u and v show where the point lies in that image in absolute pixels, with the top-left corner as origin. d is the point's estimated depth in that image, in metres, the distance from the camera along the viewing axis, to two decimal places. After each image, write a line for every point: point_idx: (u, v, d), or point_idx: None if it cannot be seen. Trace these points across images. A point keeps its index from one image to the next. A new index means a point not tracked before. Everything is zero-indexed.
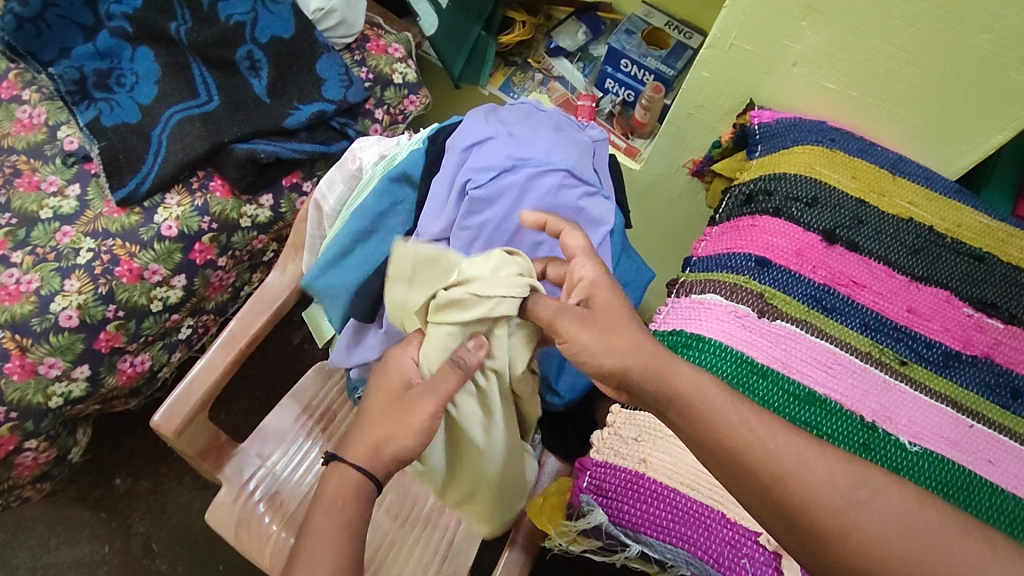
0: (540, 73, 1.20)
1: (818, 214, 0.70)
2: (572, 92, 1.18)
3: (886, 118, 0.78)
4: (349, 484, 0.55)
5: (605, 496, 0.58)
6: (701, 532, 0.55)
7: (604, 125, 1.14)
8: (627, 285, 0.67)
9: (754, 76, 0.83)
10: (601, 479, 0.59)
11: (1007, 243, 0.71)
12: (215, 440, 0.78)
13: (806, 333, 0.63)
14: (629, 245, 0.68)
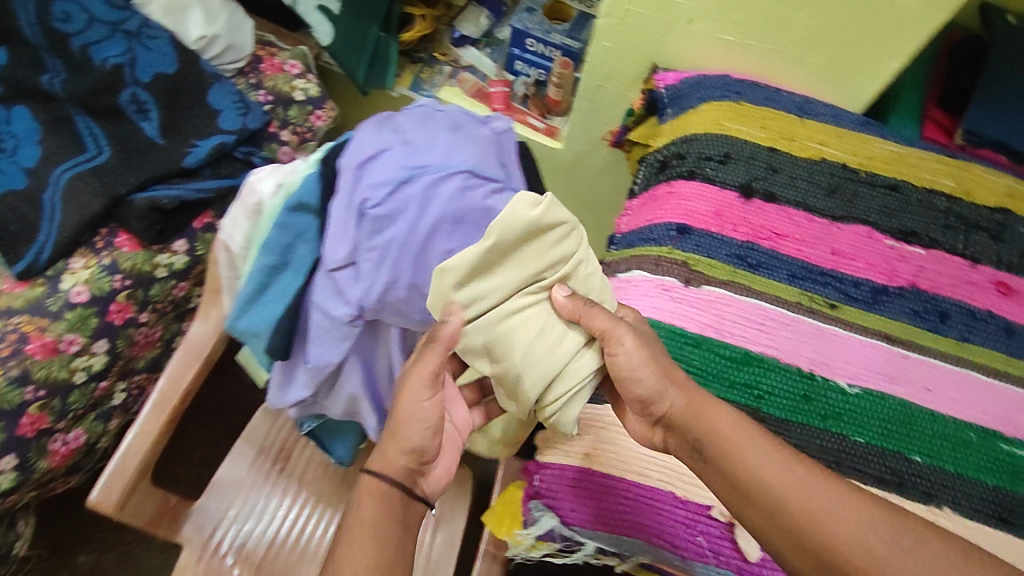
0: (448, 65, 1.17)
1: (733, 171, 0.70)
2: (484, 80, 1.15)
3: (786, 63, 0.78)
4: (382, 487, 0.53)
5: (556, 498, 0.59)
6: (653, 519, 0.56)
7: (521, 108, 1.12)
8: None
9: (652, 40, 0.82)
10: (551, 481, 0.60)
11: (919, 167, 0.73)
12: (165, 506, 0.75)
13: (736, 294, 0.63)
14: None
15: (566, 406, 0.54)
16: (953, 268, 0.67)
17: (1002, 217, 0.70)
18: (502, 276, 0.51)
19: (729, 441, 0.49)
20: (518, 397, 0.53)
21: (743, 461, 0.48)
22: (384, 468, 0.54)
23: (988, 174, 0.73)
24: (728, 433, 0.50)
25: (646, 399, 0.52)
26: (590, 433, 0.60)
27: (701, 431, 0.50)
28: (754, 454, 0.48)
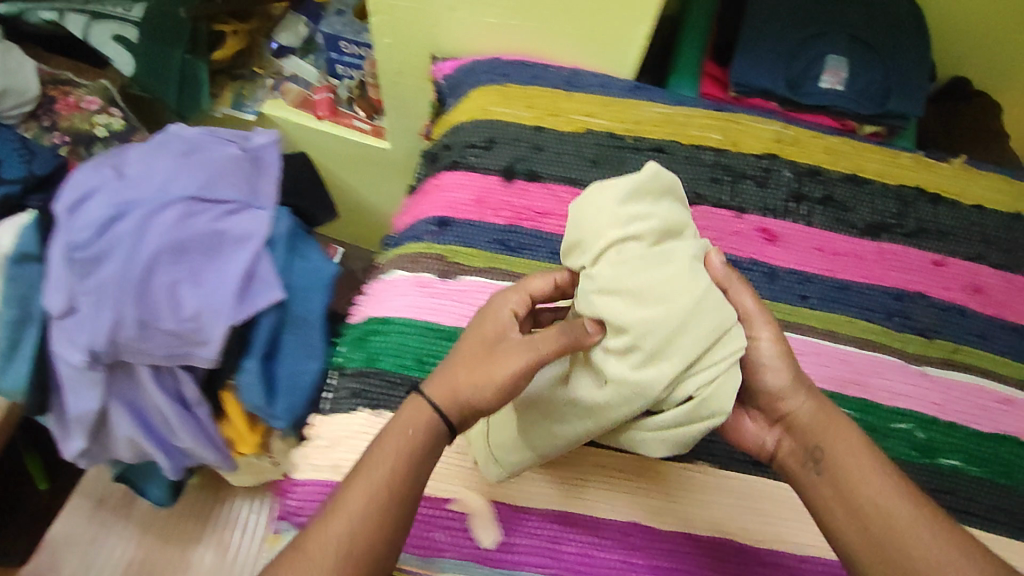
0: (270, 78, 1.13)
1: (495, 155, 0.69)
2: (308, 88, 1.13)
3: (555, 39, 0.75)
4: (422, 414, 0.49)
5: (301, 517, 0.56)
6: None
7: (347, 113, 1.11)
8: (306, 286, 0.65)
9: (425, 30, 0.79)
10: (299, 500, 0.56)
11: (687, 125, 0.72)
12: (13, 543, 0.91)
13: (495, 280, 0.63)
14: (300, 245, 0.67)
15: (720, 380, 0.47)
16: (718, 221, 0.68)
17: (768, 162, 0.71)
18: (666, 210, 0.48)
19: (851, 448, 0.49)
20: (661, 359, 0.46)
21: (841, 468, 0.48)
22: (446, 399, 0.49)
23: (754, 121, 0.73)
24: (843, 441, 0.49)
25: (774, 391, 0.52)
26: (337, 445, 0.58)
27: (822, 440, 0.50)
28: (857, 463, 0.48)
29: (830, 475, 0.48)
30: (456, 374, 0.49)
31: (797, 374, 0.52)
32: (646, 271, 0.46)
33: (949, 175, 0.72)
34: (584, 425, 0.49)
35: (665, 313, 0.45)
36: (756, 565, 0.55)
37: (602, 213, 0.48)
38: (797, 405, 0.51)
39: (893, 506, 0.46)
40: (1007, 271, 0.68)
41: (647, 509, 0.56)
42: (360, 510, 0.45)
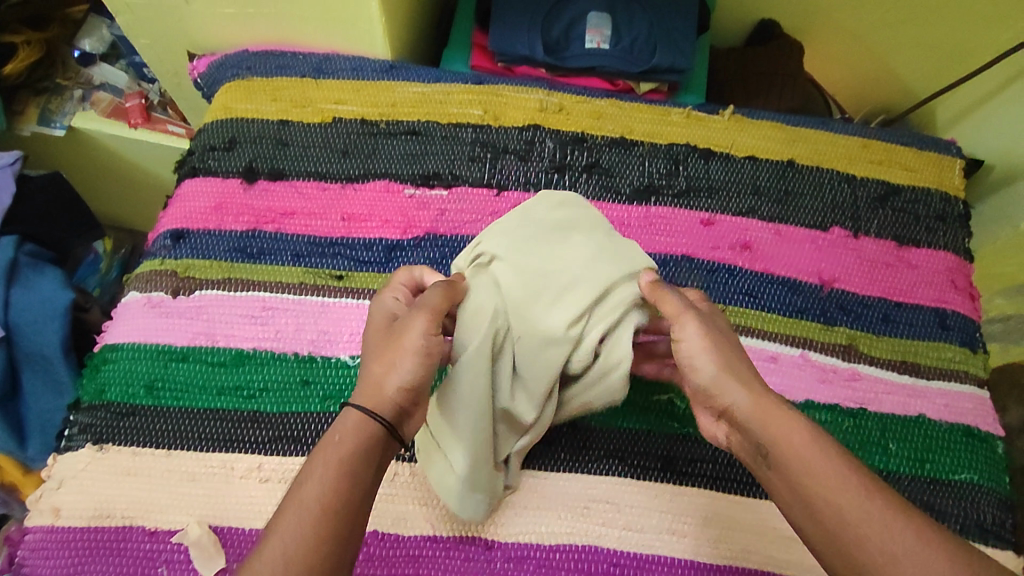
0: (78, 89, 0.96)
1: (236, 156, 0.66)
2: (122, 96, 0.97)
3: (303, 25, 0.70)
4: (352, 421, 0.42)
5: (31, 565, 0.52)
6: (117, 561, 0.52)
7: (161, 118, 0.98)
8: (24, 323, 0.69)
9: (172, 25, 0.73)
10: (29, 547, 0.53)
11: (446, 103, 0.68)
12: None
13: (231, 291, 0.60)
14: (21, 283, 0.70)
15: (613, 333, 0.50)
16: (476, 202, 0.65)
17: (532, 133, 0.67)
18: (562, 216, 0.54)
19: (795, 447, 0.41)
20: (563, 305, 0.49)
21: (793, 462, 0.41)
22: (370, 405, 0.43)
23: (516, 92, 0.69)
24: (799, 428, 0.42)
25: (711, 380, 0.45)
26: (64, 486, 0.54)
27: (777, 425, 0.42)
28: (807, 450, 0.41)
29: (792, 459, 0.41)
30: (372, 365, 0.44)
31: (718, 377, 0.45)
32: (549, 250, 0.52)
33: (720, 129, 0.69)
34: (492, 429, 0.49)
35: (533, 308, 0.49)
36: (501, 561, 0.52)
37: (498, 231, 0.53)
38: (735, 386, 0.45)
39: (842, 488, 0.39)
40: (779, 223, 0.66)
41: (385, 517, 0.53)
42: (295, 528, 0.38)
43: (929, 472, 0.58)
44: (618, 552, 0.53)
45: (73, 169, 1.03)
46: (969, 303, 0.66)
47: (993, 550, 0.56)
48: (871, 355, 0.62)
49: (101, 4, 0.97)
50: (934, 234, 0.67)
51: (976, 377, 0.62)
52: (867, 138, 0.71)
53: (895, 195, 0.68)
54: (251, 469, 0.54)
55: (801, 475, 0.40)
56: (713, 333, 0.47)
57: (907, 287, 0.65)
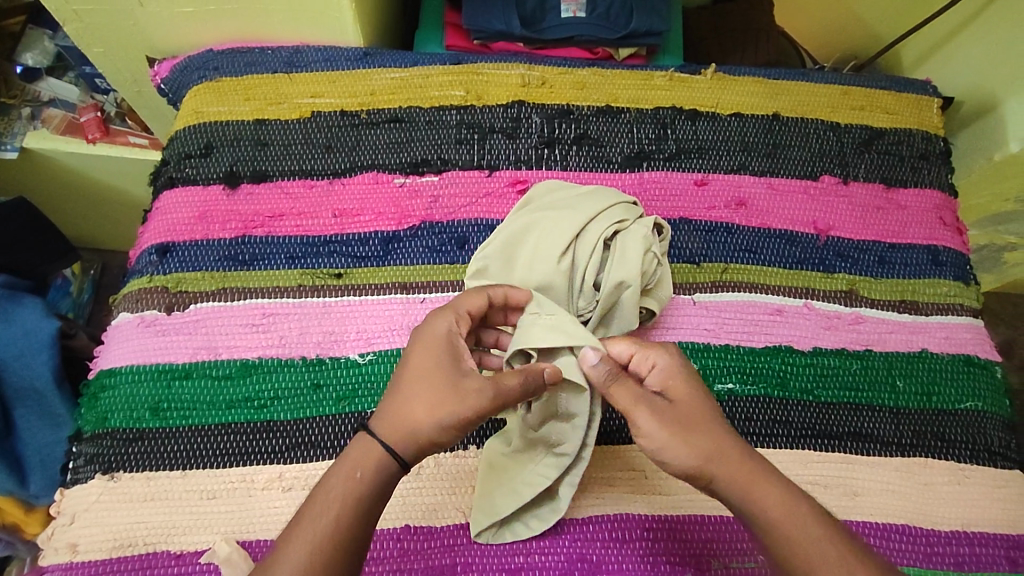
0: (25, 107, 0.91)
1: (214, 161, 0.63)
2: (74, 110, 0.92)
3: (267, 17, 0.67)
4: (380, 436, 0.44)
5: None
6: None
7: (121, 129, 0.93)
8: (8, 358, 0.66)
9: (127, 30, 0.69)
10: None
11: (426, 86, 0.67)
12: None
13: (227, 302, 0.58)
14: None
15: (617, 299, 0.56)
16: (469, 185, 0.63)
17: (516, 109, 0.66)
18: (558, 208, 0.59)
19: (750, 465, 0.44)
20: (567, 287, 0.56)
21: (749, 501, 0.43)
22: (397, 433, 0.44)
23: (496, 69, 0.68)
24: (748, 462, 0.44)
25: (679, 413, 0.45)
26: (78, 519, 0.52)
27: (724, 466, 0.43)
28: (761, 493, 0.43)
29: (743, 492, 0.43)
30: (409, 357, 0.46)
31: (682, 420, 0.45)
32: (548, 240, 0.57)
33: (703, 88, 0.69)
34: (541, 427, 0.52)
35: (544, 261, 0.56)
36: (537, 540, 0.52)
37: (502, 236, 0.58)
38: (689, 422, 0.45)
39: (794, 526, 0.42)
40: (771, 177, 0.66)
41: (415, 510, 0.52)
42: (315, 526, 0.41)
43: (936, 403, 0.59)
44: (651, 517, 0.53)
45: (32, 192, 0.99)
46: (958, 238, 0.67)
47: (1003, 471, 0.58)
48: (871, 298, 0.63)
49: (40, 15, 0.91)
50: (919, 173, 0.69)
51: (972, 308, 0.64)
52: (846, 85, 0.71)
53: (878, 139, 0.69)
54: (273, 479, 0.53)
55: (754, 510, 0.43)
56: (680, 399, 0.46)
57: (899, 228, 0.66)
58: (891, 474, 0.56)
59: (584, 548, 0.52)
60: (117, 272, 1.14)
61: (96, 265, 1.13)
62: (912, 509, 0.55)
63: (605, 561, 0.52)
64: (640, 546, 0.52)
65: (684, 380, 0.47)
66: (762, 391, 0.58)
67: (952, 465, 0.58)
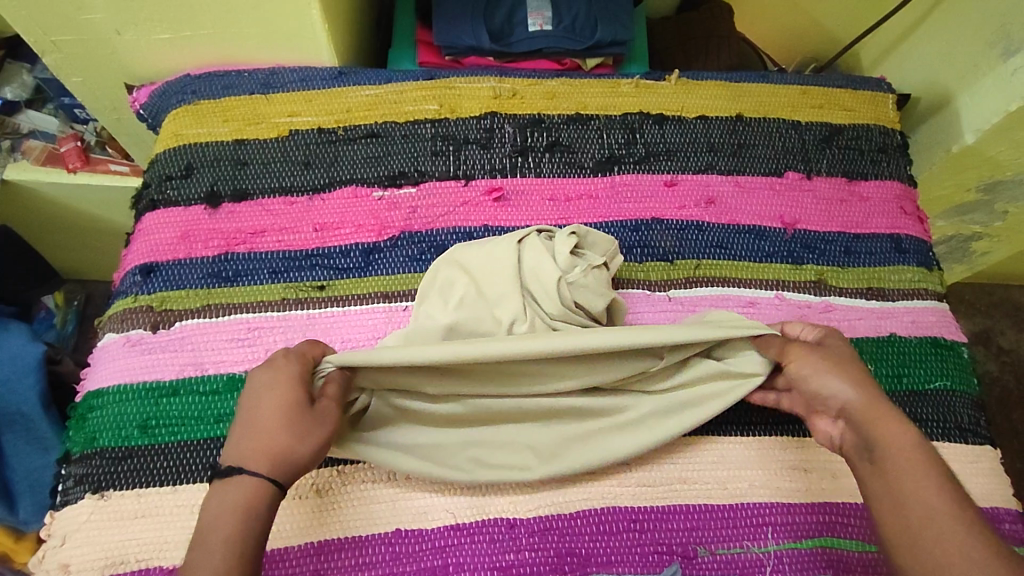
0: (5, 138, 0.91)
1: (195, 182, 0.65)
2: (53, 140, 0.93)
3: (242, 41, 0.69)
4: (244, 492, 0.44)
5: None
6: None
7: (101, 156, 0.94)
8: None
9: (104, 59, 0.71)
10: None
11: (400, 101, 0.69)
12: None
13: (213, 318, 0.59)
14: None
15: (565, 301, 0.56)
16: (447, 195, 0.65)
17: (489, 121, 0.68)
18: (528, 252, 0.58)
19: (907, 453, 0.46)
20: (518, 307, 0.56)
21: (866, 490, 0.47)
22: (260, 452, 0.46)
23: (469, 83, 0.70)
24: (905, 448, 0.46)
25: (832, 396, 0.50)
26: (70, 538, 0.52)
27: (879, 428, 0.47)
28: (880, 486, 0.46)
29: (883, 480, 0.46)
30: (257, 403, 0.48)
31: (852, 412, 0.49)
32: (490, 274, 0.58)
33: (669, 94, 0.72)
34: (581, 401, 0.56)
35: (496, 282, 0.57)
36: (526, 536, 0.53)
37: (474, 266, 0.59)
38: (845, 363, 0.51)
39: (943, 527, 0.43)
40: (737, 175, 0.69)
41: (407, 514, 0.53)
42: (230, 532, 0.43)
43: (907, 384, 0.62)
44: (635, 508, 0.55)
45: (17, 224, 0.99)
46: (919, 226, 0.70)
47: (974, 447, 0.60)
48: (839, 287, 0.65)
49: (19, 49, 0.92)
50: (878, 165, 0.72)
51: (935, 292, 0.67)
52: (806, 85, 0.74)
53: (838, 134, 0.72)
54: None
55: (902, 529, 0.44)
56: (812, 373, 0.51)
57: (863, 219, 0.69)
58: None
59: (572, 542, 0.53)
60: (102, 301, 1.14)
61: (81, 295, 1.12)
62: None
63: (593, 554, 0.53)
64: (626, 537, 0.53)
65: (831, 369, 0.51)
66: None
67: None
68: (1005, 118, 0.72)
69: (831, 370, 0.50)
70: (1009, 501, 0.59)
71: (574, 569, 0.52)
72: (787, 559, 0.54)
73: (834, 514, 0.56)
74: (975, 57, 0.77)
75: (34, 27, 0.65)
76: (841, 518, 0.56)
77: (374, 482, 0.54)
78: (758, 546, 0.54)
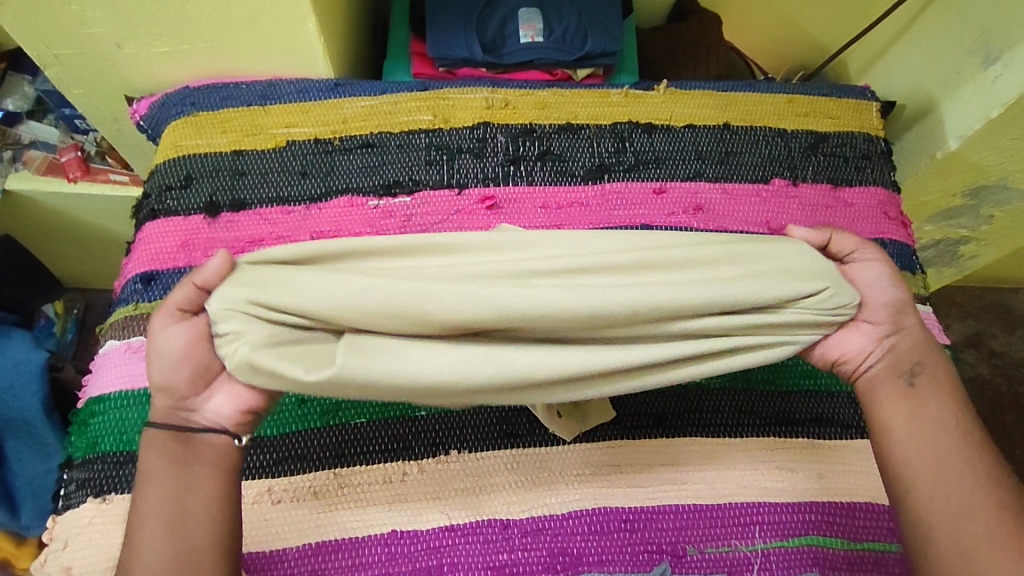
0: (6, 149, 0.93)
1: (195, 192, 0.66)
2: (54, 150, 0.94)
3: (240, 54, 0.71)
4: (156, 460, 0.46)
5: None
6: None
7: (101, 166, 0.95)
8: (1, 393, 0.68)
9: (105, 71, 0.72)
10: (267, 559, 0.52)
11: (395, 112, 0.70)
12: None
13: None
14: None
15: None
16: (440, 203, 0.67)
17: (482, 130, 0.70)
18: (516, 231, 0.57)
19: (947, 430, 0.49)
20: None
21: (876, 402, 0.50)
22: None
23: (462, 93, 0.72)
24: (940, 382, 0.50)
25: (891, 304, 0.51)
26: (74, 541, 0.53)
27: (924, 357, 0.51)
28: (900, 406, 0.50)
29: (914, 402, 0.50)
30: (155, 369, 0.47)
31: (894, 313, 0.51)
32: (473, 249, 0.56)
33: (657, 103, 0.73)
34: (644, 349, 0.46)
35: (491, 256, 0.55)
36: (519, 537, 0.54)
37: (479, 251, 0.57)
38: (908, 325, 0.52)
39: (957, 456, 0.48)
40: (725, 182, 0.70)
41: (402, 516, 0.54)
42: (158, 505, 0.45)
43: None
44: (626, 508, 0.56)
45: (17, 233, 1.00)
46: (903, 230, 0.72)
47: None
48: None
49: (22, 61, 0.94)
50: (863, 172, 0.73)
51: (919, 295, 0.68)
52: (792, 93, 0.76)
53: (823, 142, 0.74)
54: (262, 493, 0.54)
55: (916, 490, 0.47)
56: (867, 283, 0.52)
57: (848, 224, 0.70)
58: (852, 455, 0.60)
59: (564, 542, 0.54)
60: (102, 309, 1.15)
61: (81, 303, 1.14)
62: (874, 487, 0.59)
63: (585, 553, 0.54)
64: (618, 537, 0.55)
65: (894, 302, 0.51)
66: (728, 383, 0.61)
67: None
68: (987, 124, 0.74)
69: (888, 277, 0.52)
70: None
71: (567, 568, 0.53)
72: (774, 558, 0.55)
73: (820, 514, 0.57)
74: (958, 65, 0.79)
75: (38, 42, 0.67)
76: (827, 518, 0.57)
77: (370, 484, 0.55)
78: (746, 545, 0.55)
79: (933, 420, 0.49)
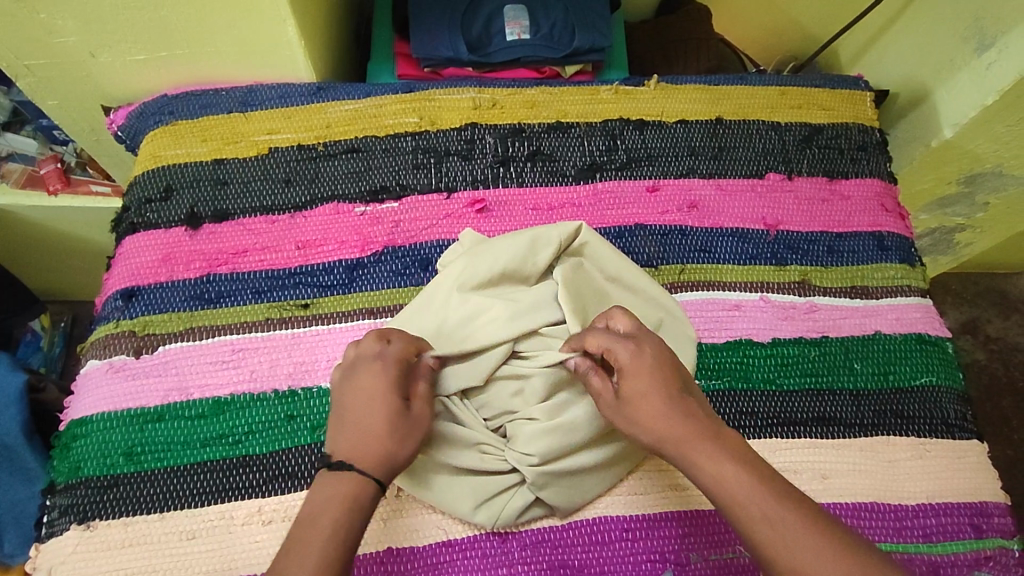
0: None
1: (176, 204, 0.64)
2: (32, 162, 0.92)
3: (217, 60, 0.68)
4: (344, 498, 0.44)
5: None
6: None
7: (81, 177, 0.92)
8: None
9: (80, 81, 0.70)
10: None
11: (380, 115, 0.69)
12: None
13: (197, 341, 0.59)
14: None
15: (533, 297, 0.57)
16: (429, 208, 0.65)
17: (470, 132, 0.68)
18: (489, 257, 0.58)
19: (739, 486, 0.43)
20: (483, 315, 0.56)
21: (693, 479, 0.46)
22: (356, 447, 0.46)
23: (448, 94, 0.70)
24: (677, 434, 0.46)
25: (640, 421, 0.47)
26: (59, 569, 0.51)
27: (686, 448, 0.46)
28: (712, 470, 0.45)
29: (698, 473, 0.45)
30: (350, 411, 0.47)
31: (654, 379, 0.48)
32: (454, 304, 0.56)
33: (648, 99, 0.72)
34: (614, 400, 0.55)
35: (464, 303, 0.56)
36: (519, 550, 0.53)
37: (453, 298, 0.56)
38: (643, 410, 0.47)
39: (750, 500, 0.43)
40: (718, 178, 0.69)
41: (397, 533, 0.53)
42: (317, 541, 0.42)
43: (893, 381, 0.62)
44: (628, 517, 0.54)
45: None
46: (901, 222, 0.70)
47: (961, 442, 0.61)
48: (824, 286, 0.65)
49: None
50: (858, 163, 0.72)
51: (919, 288, 0.67)
52: (784, 85, 0.75)
53: (818, 134, 0.72)
54: (252, 514, 0.53)
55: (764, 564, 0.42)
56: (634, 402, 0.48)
57: (845, 217, 0.69)
58: (855, 454, 0.58)
59: (565, 554, 0.53)
60: (88, 322, 1.12)
61: (67, 316, 1.11)
62: (879, 485, 0.57)
63: (587, 565, 0.53)
64: (620, 547, 0.53)
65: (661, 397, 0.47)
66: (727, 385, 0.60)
67: (913, 440, 0.60)
68: (982, 112, 0.72)
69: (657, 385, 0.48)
70: (997, 494, 0.59)
71: None
72: None
73: None
74: (951, 52, 0.77)
75: (7, 52, 0.65)
76: None
77: None
78: None
79: (713, 465, 0.45)
